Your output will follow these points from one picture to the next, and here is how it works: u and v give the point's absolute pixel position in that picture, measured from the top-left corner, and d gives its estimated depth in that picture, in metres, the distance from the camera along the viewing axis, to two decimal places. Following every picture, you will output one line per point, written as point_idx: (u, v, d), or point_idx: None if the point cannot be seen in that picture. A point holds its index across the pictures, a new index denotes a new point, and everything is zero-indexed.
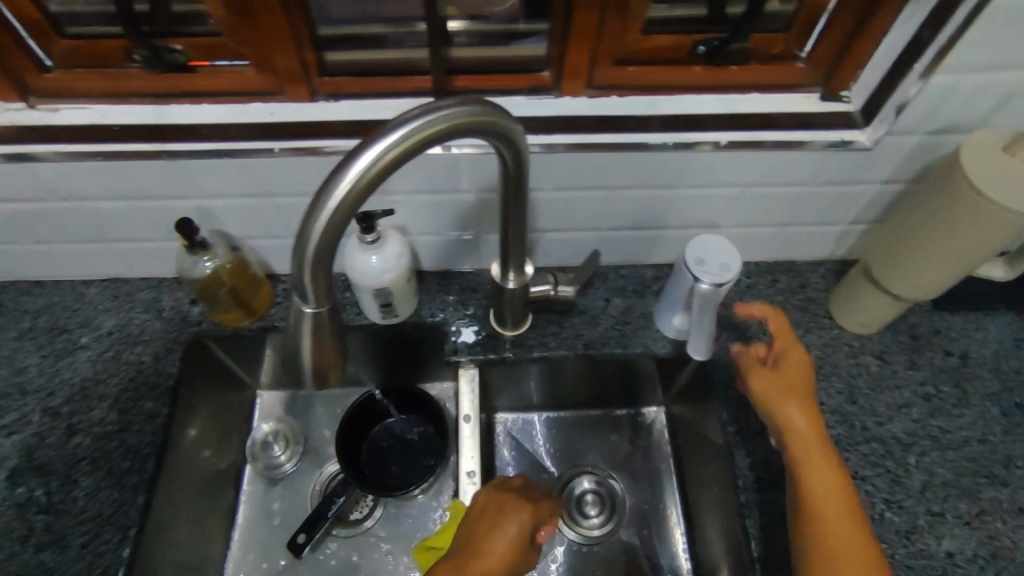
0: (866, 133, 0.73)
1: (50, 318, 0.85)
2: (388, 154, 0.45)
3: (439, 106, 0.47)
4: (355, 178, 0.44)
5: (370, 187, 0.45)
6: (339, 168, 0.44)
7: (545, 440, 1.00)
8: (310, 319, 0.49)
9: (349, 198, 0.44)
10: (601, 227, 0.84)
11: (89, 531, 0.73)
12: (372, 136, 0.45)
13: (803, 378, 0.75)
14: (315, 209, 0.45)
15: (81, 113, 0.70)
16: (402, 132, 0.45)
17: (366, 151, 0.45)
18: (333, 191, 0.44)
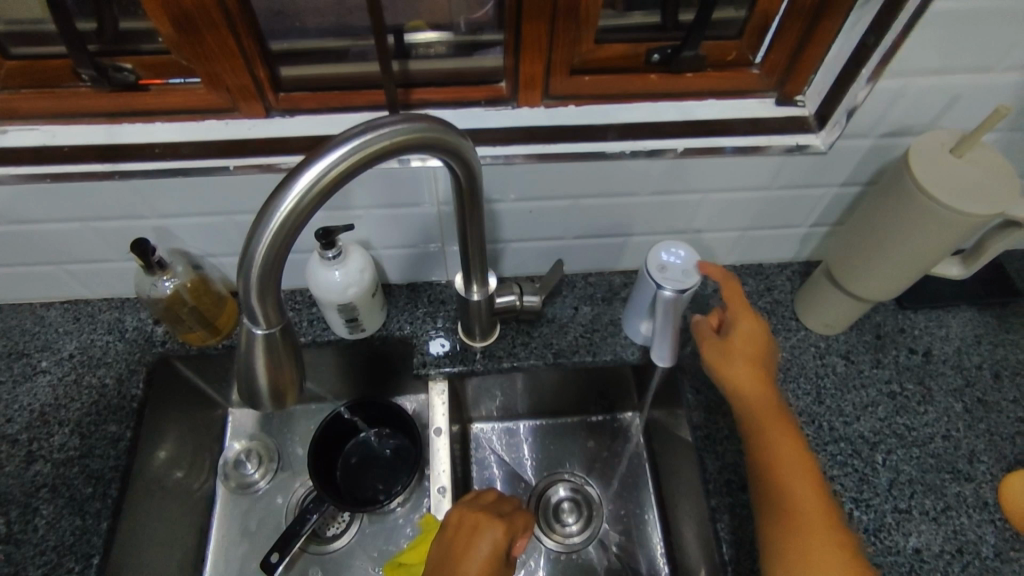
0: (821, 137, 0.74)
1: (8, 343, 0.83)
2: (332, 170, 0.45)
3: (385, 122, 0.47)
4: (298, 195, 0.44)
5: (315, 204, 0.45)
6: (282, 186, 0.44)
7: (523, 450, 1.00)
8: (261, 341, 0.48)
9: (292, 215, 0.44)
10: (566, 236, 0.85)
11: (48, 561, 0.70)
12: (316, 153, 0.45)
13: (759, 345, 0.74)
14: (259, 227, 0.44)
15: (30, 135, 0.69)
16: (345, 149, 0.45)
17: (309, 168, 0.45)
18: (277, 208, 0.44)
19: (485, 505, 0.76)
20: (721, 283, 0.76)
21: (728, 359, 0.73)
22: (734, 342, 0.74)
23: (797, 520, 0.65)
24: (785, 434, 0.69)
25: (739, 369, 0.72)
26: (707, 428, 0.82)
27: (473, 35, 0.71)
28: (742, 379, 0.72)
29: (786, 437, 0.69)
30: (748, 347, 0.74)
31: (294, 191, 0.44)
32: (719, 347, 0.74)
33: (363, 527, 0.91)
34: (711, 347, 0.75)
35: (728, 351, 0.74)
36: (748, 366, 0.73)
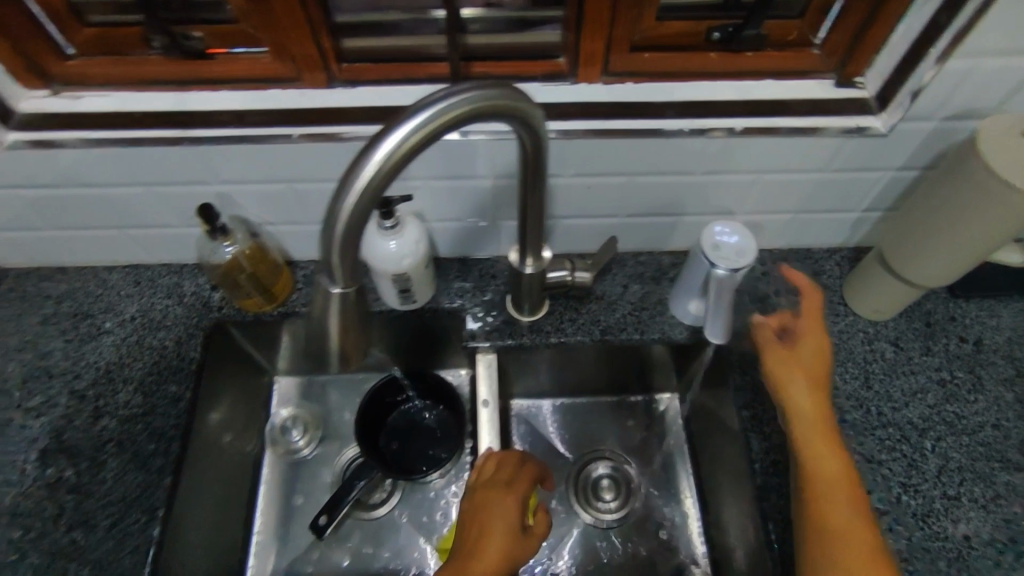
0: (881, 119, 0.73)
1: (73, 303, 0.86)
2: (402, 144, 0.46)
3: (450, 94, 0.47)
4: (372, 171, 0.46)
5: (388, 178, 0.46)
6: (356, 163, 0.46)
7: (557, 426, 0.99)
8: (338, 302, 0.50)
9: (367, 191, 0.46)
10: (617, 214, 0.85)
11: (116, 512, 0.73)
12: (387, 129, 0.46)
13: (819, 362, 0.76)
14: (338, 202, 0.46)
15: (102, 100, 0.71)
16: (414, 123, 0.46)
17: (380, 144, 0.46)
18: (353, 182, 0.45)
19: (490, 485, 0.76)
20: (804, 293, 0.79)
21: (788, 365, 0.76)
22: (799, 350, 0.76)
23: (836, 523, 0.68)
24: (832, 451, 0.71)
25: (799, 380, 0.75)
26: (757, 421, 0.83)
27: (527, 11, 0.71)
28: (797, 386, 0.74)
29: (836, 455, 0.71)
30: (810, 362, 0.75)
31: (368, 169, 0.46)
32: (784, 355, 0.77)
33: (407, 496, 0.93)
34: (774, 353, 0.77)
35: (791, 361, 0.76)
36: (807, 380, 0.75)
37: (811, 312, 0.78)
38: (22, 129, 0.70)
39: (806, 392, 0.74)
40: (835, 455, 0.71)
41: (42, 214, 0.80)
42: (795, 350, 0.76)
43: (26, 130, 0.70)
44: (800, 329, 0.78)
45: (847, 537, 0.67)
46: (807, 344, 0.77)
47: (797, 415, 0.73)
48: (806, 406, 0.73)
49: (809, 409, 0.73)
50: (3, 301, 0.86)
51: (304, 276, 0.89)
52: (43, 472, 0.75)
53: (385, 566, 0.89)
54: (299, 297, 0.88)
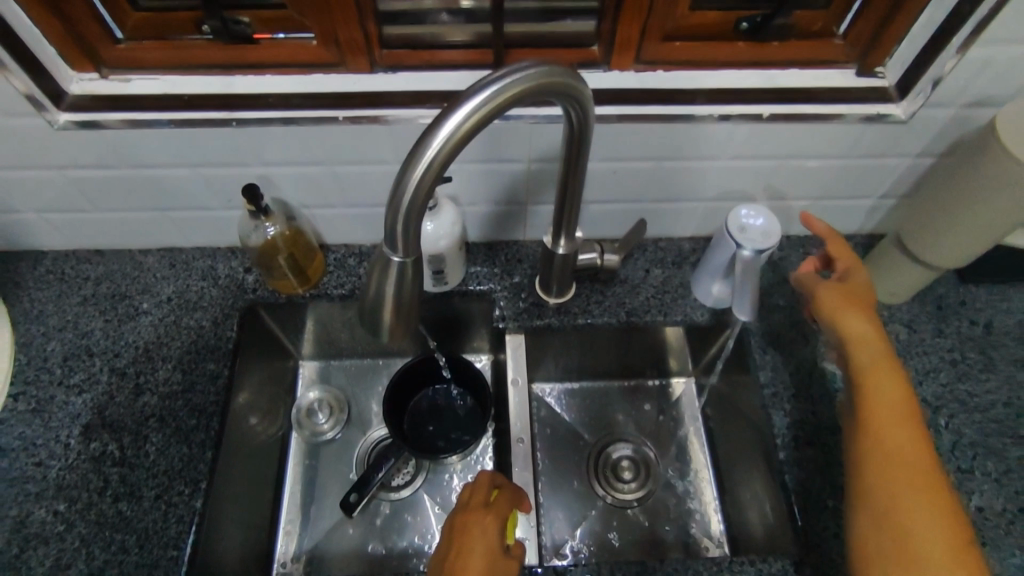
0: (901, 107, 0.76)
1: (111, 285, 0.88)
2: (467, 120, 0.48)
3: (511, 71, 0.49)
4: (439, 147, 0.47)
5: (453, 153, 0.48)
6: (423, 139, 0.48)
7: (569, 411, 1.00)
8: (396, 269, 0.52)
9: (434, 165, 0.48)
10: (642, 199, 0.88)
11: (160, 484, 0.75)
12: (452, 105, 0.48)
13: (866, 293, 0.79)
14: (406, 174, 0.48)
15: (151, 83, 0.73)
16: (479, 99, 0.48)
17: (447, 120, 0.47)
18: (422, 157, 0.48)
19: (466, 507, 0.74)
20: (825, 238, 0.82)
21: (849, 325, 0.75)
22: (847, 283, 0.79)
23: (900, 454, 0.66)
24: (887, 355, 0.72)
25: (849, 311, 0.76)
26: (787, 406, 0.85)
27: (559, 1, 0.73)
28: (854, 309, 0.76)
29: (891, 363, 0.72)
30: (859, 293, 0.78)
31: (435, 143, 0.48)
32: (834, 289, 0.79)
33: (429, 477, 0.95)
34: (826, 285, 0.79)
35: (842, 291, 0.78)
36: (861, 307, 0.77)
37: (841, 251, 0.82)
38: (73, 112, 0.72)
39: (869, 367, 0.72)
40: (900, 429, 0.68)
41: (85, 195, 0.82)
42: (853, 318, 0.75)
43: (78, 111, 0.72)
44: (842, 266, 0.81)
45: (910, 471, 0.65)
46: (854, 282, 0.79)
47: (864, 355, 0.73)
48: (874, 367, 0.72)
49: (862, 324, 0.75)
50: (42, 283, 0.88)
51: (336, 259, 0.91)
52: (88, 446, 0.77)
53: (410, 545, 0.90)
54: (330, 279, 0.89)
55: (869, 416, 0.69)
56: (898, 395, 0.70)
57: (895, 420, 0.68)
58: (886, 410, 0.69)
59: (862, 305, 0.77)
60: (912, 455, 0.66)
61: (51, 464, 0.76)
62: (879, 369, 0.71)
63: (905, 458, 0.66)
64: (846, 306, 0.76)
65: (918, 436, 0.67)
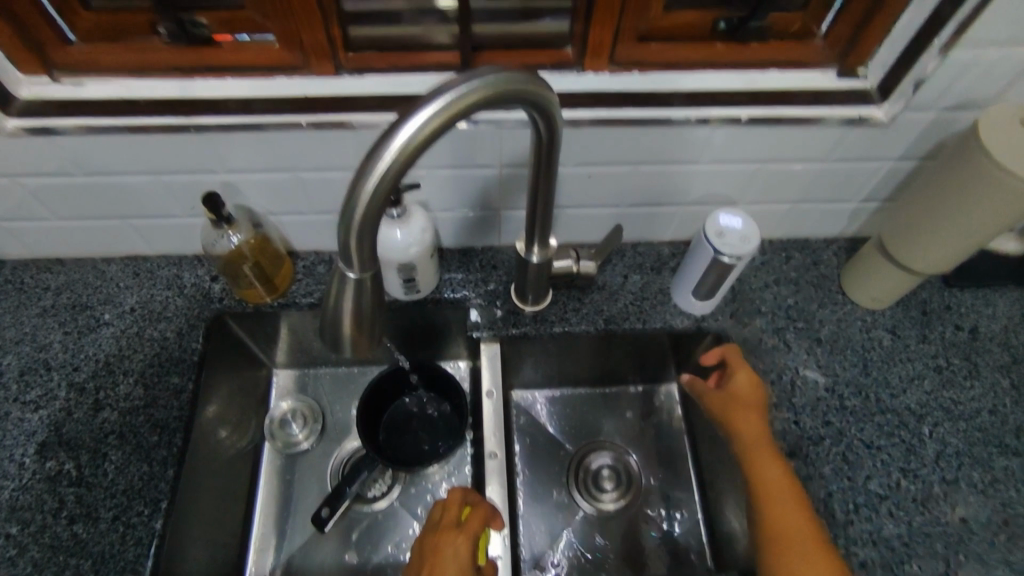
0: (882, 109, 0.74)
1: (71, 295, 0.85)
2: (423, 129, 0.44)
3: (470, 77, 0.46)
4: (393, 157, 0.44)
5: (409, 164, 0.45)
6: (376, 149, 0.44)
7: (550, 419, 0.98)
8: (353, 284, 0.49)
9: (388, 178, 0.45)
10: (621, 204, 0.85)
11: (119, 504, 0.72)
12: (407, 113, 0.45)
13: (755, 393, 0.80)
14: (357, 186, 0.45)
15: (106, 87, 0.70)
16: (436, 106, 0.45)
17: (401, 128, 0.44)
18: (374, 167, 0.44)
19: (435, 527, 0.72)
20: (725, 352, 0.84)
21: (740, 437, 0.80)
22: (736, 390, 0.81)
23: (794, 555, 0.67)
24: (768, 456, 0.74)
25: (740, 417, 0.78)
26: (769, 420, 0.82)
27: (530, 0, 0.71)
28: (741, 416, 0.78)
29: (772, 462, 0.74)
30: (748, 398, 0.80)
31: (389, 154, 0.44)
32: (725, 401, 0.81)
33: (404, 490, 0.92)
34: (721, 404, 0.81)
35: (733, 399, 0.80)
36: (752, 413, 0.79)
37: (739, 360, 0.83)
38: (22, 117, 0.68)
39: (757, 453, 0.75)
40: (790, 507, 0.70)
41: (40, 202, 0.78)
42: (748, 420, 0.78)
43: (28, 117, 0.68)
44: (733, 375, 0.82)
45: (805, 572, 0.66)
46: (740, 384, 0.81)
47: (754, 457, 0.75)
48: (762, 472, 0.73)
49: (749, 425, 0.77)
50: None
51: (306, 267, 0.88)
52: (44, 465, 0.74)
53: (387, 560, 0.87)
54: (299, 287, 0.86)
55: (763, 501, 0.71)
56: (783, 489, 0.72)
57: (787, 508, 0.70)
58: (773, 509, 0.70)
59: (751, 412, 0.79)
60: (807, 553, 0.67)
61: (4, 485, 0.72)
62: (762, 449, 0.75)
63: (795, 534, 0.68)
64: (738, 417, 0.78)
65: (807, 531, 0.68)
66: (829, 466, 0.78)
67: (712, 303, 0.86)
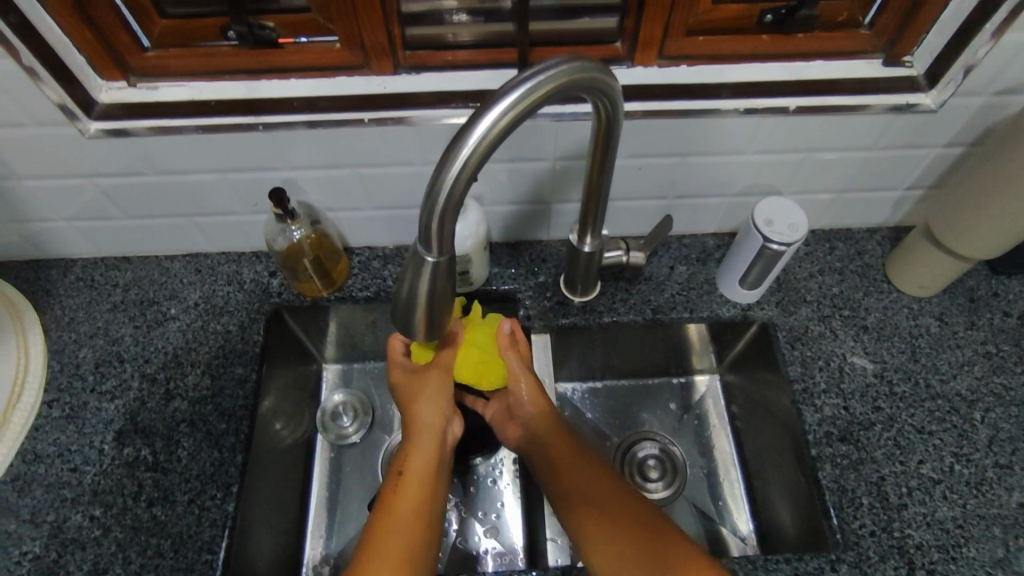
0: (931, 96, 0.75)
1: (139, 291, 0.89)
2: (502, 119, 0.47)
3: (544, 68, 0.48)
4: (475, 146, 0.46)
5: (489, 151, 0.47)
6: (458, 139, 0.46)
7: (592, 410, 1.00)
8: (430, 269, 0.51)
9: (470, 166, 0.47)
10: (667, 196, 0.87)
11: (193, 488, 0.75)
12: (487, 103, 0.47)
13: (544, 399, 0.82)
14: (442, 172, 0.47)
15: (179, 90, 0.73)
16: (514, 97, 0.47)
17: (483, 118, 0.46)
18: (457, 156, 0.47)
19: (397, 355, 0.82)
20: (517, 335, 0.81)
21: (510, 432, 0.85)
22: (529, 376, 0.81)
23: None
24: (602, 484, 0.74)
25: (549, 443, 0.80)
26: (819, 407, 0.82)
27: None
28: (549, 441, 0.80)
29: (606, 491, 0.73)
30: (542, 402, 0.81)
31: (470, 142, 0.47)
32: (534, 395, 0.81)
33: (453, 482, 0.91)
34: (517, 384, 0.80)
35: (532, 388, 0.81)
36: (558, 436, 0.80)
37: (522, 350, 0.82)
38: (103, 120, 0.72)
39: (587, 482, 0.75)
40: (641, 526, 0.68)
41: (113, 201, 0.82)
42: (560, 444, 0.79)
43: (108, 119, 0.72)
44: (523, 362, 0.81)
45: None
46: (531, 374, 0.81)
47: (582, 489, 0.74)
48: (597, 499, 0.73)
49: (565, 454, 0.78)
50: (71, 290, 0.89)
51: (360, 262, 0.91)
52: (121, 451, 0.77)
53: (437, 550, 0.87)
54: (355, 281, 0.89)
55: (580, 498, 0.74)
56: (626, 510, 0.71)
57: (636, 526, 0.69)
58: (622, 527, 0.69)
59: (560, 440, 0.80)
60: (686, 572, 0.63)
61: (86, 470, 0.76)
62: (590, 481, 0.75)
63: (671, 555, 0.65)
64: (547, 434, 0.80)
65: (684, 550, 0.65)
66: (880, 451, 0.79)
67: (759, 291, 0.88)
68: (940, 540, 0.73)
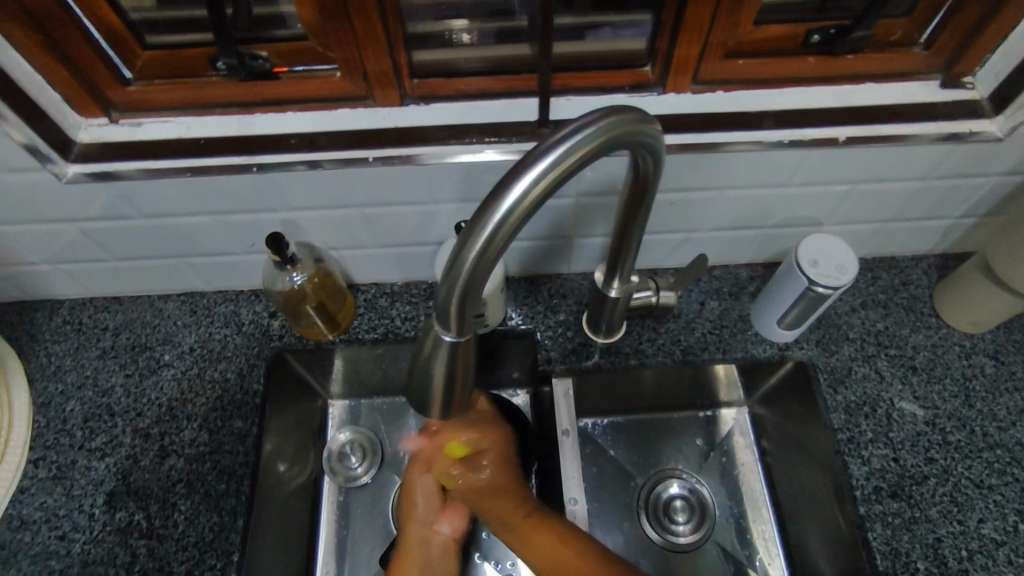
0: (997, 122, 0.68)
1: (131, 336, 0.83)
2: (535, 188, 0.40)
3: (583, 125, 0.42)
4: (503, 218, 0.40)
5: (519, 223, 0.41)
6: (484, 210, 0.40)
7: (614, 448, 0.93)
8: (448, 348, 0.45)
9: (497, 240, 0.41)
10: (698, 228, 0.80)
11: (190, 558, 0.70)
12: (518, 167, 0.41)
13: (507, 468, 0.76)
14: (464, 247, 0.41)
15: (165, 127, 0.67)
16: (549, 160, 0.40)
17: (512, 187, 0.40)
18: (483, 229, 0.40)
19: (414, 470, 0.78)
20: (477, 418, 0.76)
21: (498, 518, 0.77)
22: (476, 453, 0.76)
23: None
24: (534, 527, 0.69)
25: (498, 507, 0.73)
26: (869, 460, 0.75)
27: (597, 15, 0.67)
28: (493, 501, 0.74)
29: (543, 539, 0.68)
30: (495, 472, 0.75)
31: (498, 213, 0.41)
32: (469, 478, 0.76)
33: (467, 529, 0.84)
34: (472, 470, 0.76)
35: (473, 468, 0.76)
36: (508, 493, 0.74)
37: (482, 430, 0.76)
38: (83, 162, 0.66)
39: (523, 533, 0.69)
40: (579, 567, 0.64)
41: (98, 243, 0.76)
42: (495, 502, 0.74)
43: (89, 162, 0.66)
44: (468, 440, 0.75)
45: None
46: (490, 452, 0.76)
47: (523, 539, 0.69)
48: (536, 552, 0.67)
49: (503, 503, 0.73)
50: (58, 335, 0.83)
51: (366, 300, 0.85)
52: (113, 516, 0.72)
53: None
54: (361, 322, 0.83)
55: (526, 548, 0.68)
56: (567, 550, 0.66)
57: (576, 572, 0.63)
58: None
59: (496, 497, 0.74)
60: None
61: (75, 538, 0.70)
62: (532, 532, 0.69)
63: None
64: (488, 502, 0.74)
65: None
66: (935, 509, 0.72)
67: (798, 331, 0.81)
68: None
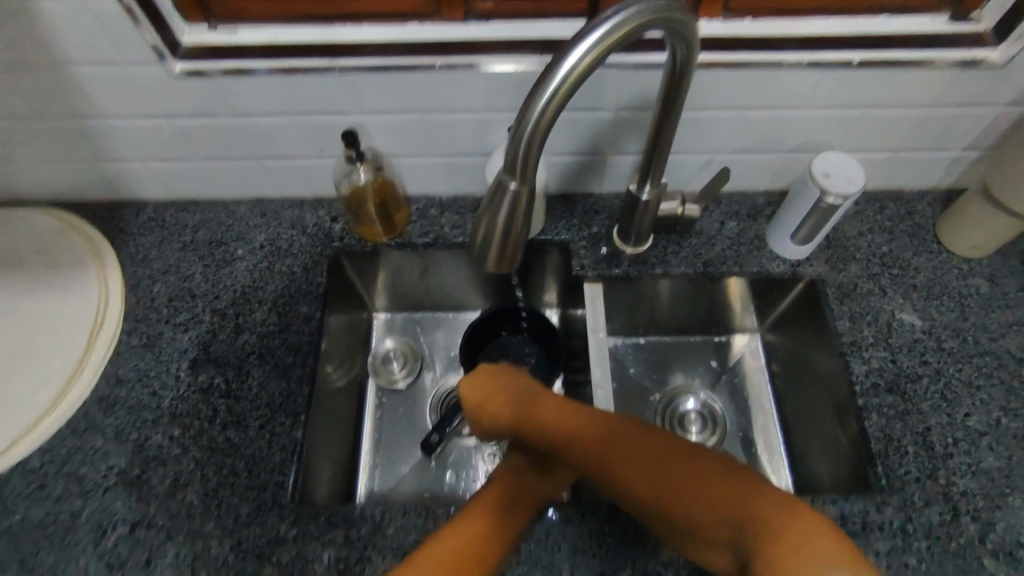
0: (998, 51, 0.75)
1: (208, 232, 0.93)
2: (590, 53, 0.49)
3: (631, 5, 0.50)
4: (562, 78, 0.48)
5: (574, 86, 0.49)
6: (549, 69, 0.48)
7: (634, 362, 1.02)
8: (511, 195, 0.54)
9: (558, 96, 0.49)
10: (721, 151, 0.89)
11: (264, 414, 0.79)
12: (578, 36, 0.49)
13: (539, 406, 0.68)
14: (531, 101, 0.49)
15: (257, 34, 0.76)
16: (600, 32, 0.49)
17: (573, 50, 0.48)
18: (548, 85, 0.48)
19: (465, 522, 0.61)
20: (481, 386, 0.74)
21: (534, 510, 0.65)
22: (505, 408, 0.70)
23: (653, 482, 0.56)
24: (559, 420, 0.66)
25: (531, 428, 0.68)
26: (869, 361, 0.83)
27: None
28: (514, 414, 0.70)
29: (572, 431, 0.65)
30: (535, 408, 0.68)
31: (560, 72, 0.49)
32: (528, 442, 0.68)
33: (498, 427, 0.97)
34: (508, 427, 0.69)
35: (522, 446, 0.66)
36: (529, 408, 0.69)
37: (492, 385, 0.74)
38: (187, 61, 0.75)
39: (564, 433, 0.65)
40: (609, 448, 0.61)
41: (187, 142, 0.86)
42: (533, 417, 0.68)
43: (192, 61, 0.75)
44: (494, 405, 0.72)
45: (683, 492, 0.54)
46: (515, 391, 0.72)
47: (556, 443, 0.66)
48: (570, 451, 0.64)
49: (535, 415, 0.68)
50: (144, 229, 0.93)
51: (419, 210, 0.94)
52: (196, 378, 0.82)
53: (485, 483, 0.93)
54: (414, 228, 0.92)
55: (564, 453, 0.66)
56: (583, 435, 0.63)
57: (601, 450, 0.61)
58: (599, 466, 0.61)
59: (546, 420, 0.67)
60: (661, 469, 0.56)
61: (164, 394, 0.81)
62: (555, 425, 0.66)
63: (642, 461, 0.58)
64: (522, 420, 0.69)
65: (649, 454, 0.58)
66: (926, 403, 0.80)
67: (808, 249, 0.89)
68: (984, 486, 0.75)
